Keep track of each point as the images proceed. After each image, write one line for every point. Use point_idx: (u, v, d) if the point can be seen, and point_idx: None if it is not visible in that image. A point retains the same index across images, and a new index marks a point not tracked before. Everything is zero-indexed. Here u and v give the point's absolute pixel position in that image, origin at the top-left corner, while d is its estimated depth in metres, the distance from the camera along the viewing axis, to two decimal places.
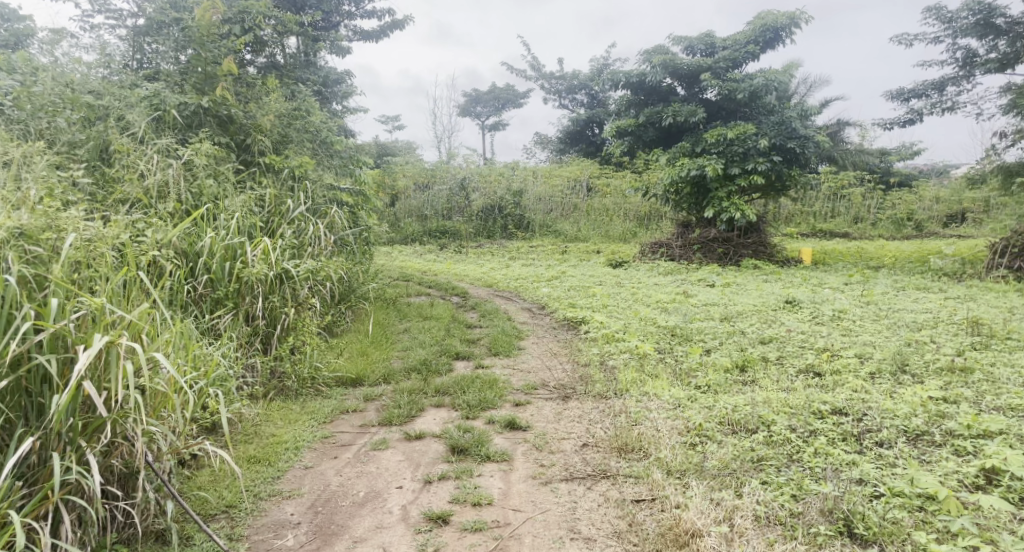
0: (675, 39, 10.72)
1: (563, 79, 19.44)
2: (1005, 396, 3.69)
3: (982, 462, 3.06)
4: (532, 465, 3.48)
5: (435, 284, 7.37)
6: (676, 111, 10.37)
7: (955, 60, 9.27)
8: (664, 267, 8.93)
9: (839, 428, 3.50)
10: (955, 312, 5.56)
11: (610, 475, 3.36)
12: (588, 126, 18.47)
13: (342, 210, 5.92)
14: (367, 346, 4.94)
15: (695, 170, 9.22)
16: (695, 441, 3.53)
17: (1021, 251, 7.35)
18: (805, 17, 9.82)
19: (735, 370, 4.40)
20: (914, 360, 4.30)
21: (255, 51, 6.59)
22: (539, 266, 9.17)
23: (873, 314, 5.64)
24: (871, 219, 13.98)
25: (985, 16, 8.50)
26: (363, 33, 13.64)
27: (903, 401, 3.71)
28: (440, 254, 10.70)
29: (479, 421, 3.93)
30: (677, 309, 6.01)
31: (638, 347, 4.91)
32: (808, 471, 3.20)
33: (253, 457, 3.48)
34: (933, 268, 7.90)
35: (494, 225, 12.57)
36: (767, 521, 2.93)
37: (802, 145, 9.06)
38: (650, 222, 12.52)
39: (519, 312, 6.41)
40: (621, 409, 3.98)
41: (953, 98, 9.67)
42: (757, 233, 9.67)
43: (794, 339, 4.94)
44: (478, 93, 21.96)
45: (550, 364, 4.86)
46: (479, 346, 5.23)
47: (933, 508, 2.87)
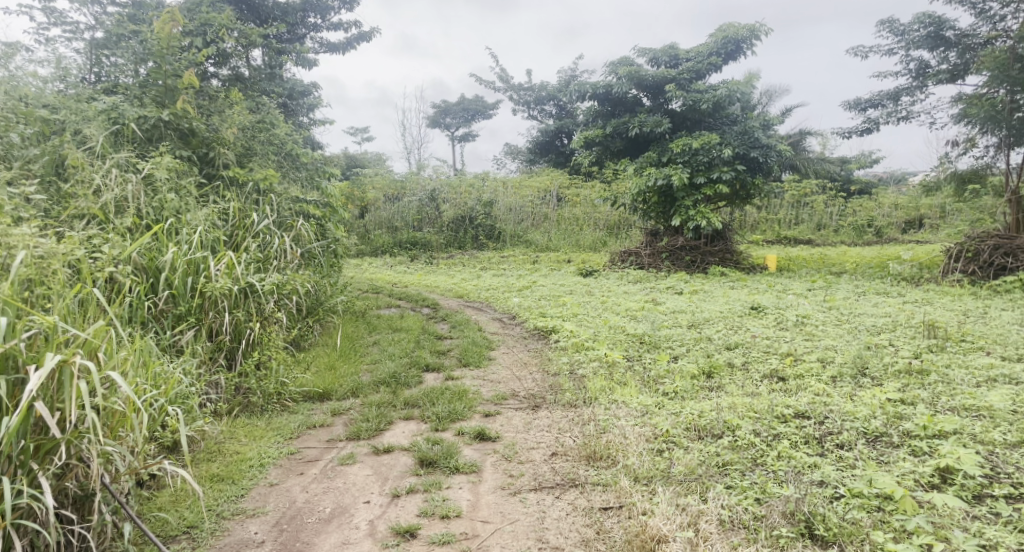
0: (640, 51, 10.88)
1: (531, 90, 19.57)
2: (960, 397, 3.80)
3: (937, 461, 3.14)
4: (501, 476, 3.48)
5: (405, 295, 7.35)
6: (642, 122, 10.49)
7: (908, 71, 9.52)
8: (634, 275, 9.01)
9: (801, 431, 3.57)
10: (912, 315, 5.72)
11: (578, 484, 3.37)
12: (557, 136, 18.66)
13: (309, 222, 5.87)
14: (336, 359, 4.90)
15: (662, 180, 9.34)
16: (662, 447, 3.57)
17: (974, 255, 7.59)
18: (765, 29, 10.04)
19: (701, 376, 4.45)
20: (874, 363, 4.41)
21: (219, 64, 6.55)
22: (510, 276, 9.18)
23: (836, 318, 5.76)
24: (833, 226, 14.30)
25: (936, 29, 8.78)
26: (330, 45, 13.60)
27: (863, 403, 3.80)
28: (410, 265, 10.67)
29: (449, 433, 3.92)
30: (646, 317, 6.07)
31: (607, 355, 4.95)
32: (771, 474, 3.26)
33: (215, 476, 3.43)
34: (893, 272, 8.10)
35: (464, 236, 12.59)
36: (732, 525, 2.98)
37: (764, 154, 9.29)
38: (620, 231, 12.65)
39: (490, 322, 6.42)
40: (590, 417, 4.00)
41: (907, 108, 9.95)
42: (724, 241, 9.82)
43: (759, 345, 5.02)
44: (447, 104, 21.97)
45: (520, 374, 4.85)
46: (450, 357, 5.22)
47: (890, 507, 2.94)
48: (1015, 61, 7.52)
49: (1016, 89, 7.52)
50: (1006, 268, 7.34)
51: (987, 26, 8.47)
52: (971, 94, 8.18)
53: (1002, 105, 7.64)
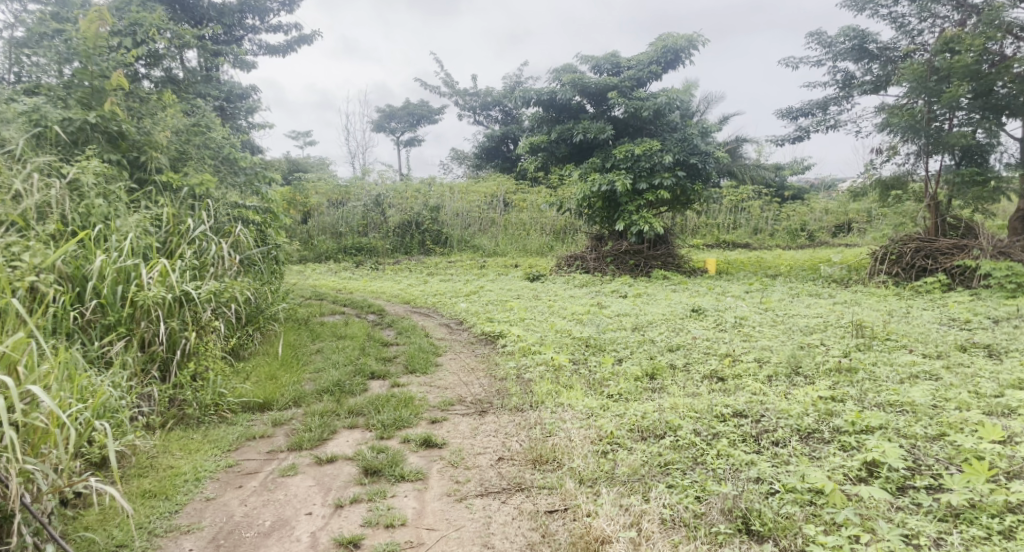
0: (582, 58, 11.06)
1: (477, 96, 19.57)
2: (885, 393, 3.97)
3: (864, 455, 3.28)
4: (447, 482, 3.47)
5: (350, 302, 7.24)
6: (586, 128, 10.63)
7: (835, 81, 9.93)
8: (580, 279, 9.11)
9: (739, 429, 3.68)
10: (842, 315, 5.97)
11: (524, 488, 3.39)
12: (503, 142, 18.72)
13: (248, 228, 5.73)
14: (276, 368, 4.78)
15: (606, 186, 9.48)
16: (606, 449, 3.62)
17: (897, 258, 7.97)
18: (703, 39, 10.34)
19: (644, 378, 4.54)
20: (807, 362, 4.58)
21: (150, 65, 6.33)
22: (458, 281, 9.17)
23: (771, 320, 5.95)
24: (769, 230, 14.80)
25: (859, 42, 9.21)
26: (270, 47, 13.32)
27: (797, 401, 3.93)
28: (355, 271, 10.52)
29: (395, 441, 3.89)
30: (591, 321, 6.14)
31: (553, 359, 4.98)
32: (710, 472, 3.35)
33: (147, 492, 3.31)
34: (824, 274, 8.43)
35: (411, 241, 12.51)
36: (673, 523, 3.06)
37: (702, 161, 9.58)
38: (566, 236, 12.78)
39: (436, 328, 6.38)
40: (536, 421, 4.02)
41: (835, 117, 10.37)
42: (666, 245, 10.03)
43: (699, 346, 5.14)
44: (392, 109, 21.75)
45: (467, 380, 4.84)
46: (395, 364, 5.16)
47: (821, 501, 3.05)
48: (931, 73, 7.93)
49: (934, 100, 7.94)
50: (927, 269, 7.73)
51: (906, 40, 8.91)
52: (893, 104, 8.58)
53: (920, 116, 8.03)
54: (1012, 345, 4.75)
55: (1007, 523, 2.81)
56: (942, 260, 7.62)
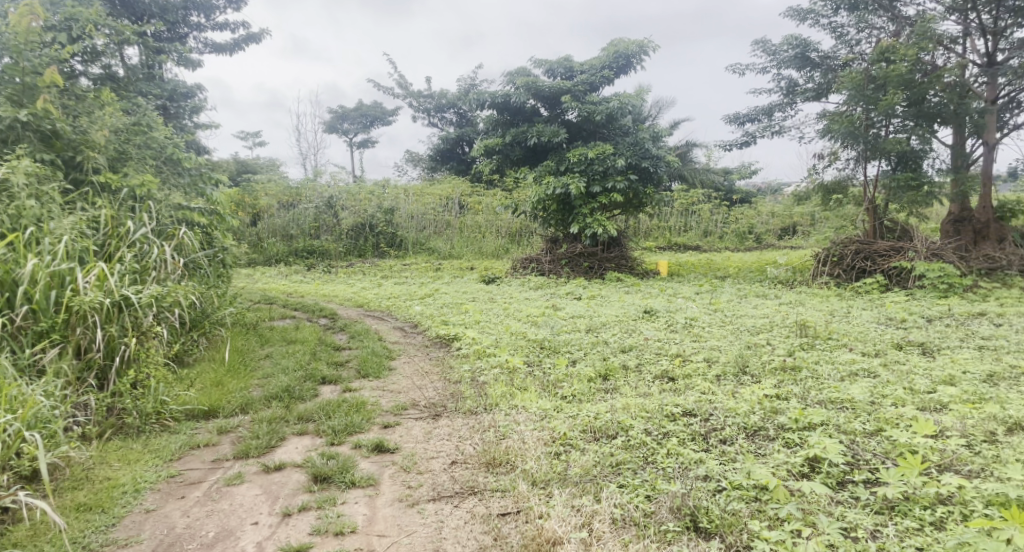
0: (536, 62, 11.14)
1: (432, 97, 19.48)
2: (827, 390, 4.09)
3: (806, 452, 3.37)
4: (399, 488, 3.44)
5: (301, 306, 7.11)
6: (540, 132, 10.73)
7: (780, 88, 10.20)
8: (535, 281, 9.15)
9: (689, 428, 3.74)
10: (787, 316, 6.15)
11: (476, 492, 3.38)
12: (458, 144, 18.71)
13: (193, 230, 5.57)
14: (222, 375, 4.65)
15: (560, 189, 9.53)
16: (559, 450, 3.64)
17: (839, 260, 8.23)
18: (653, 45, 10.53)
19: (597, 379, 4.58)
20: (753, 361, 4.69)
21: (87, 62, 6.11)
22: (412, 284, 9.11)
23: (719, 320, 6.10)
24: (718, 233, 15.13)
25: (802, 50, 9.50)
26: (216, 45, 13.00)
27: (744, 400, 4.02)
28: (306, 275, 10.34)
29: (346, 447, 3.83)
30: (546, 323, 6.17)
31: (507, 361, 4.98)
32: (660, 471, 3.40)
33: (82, 505, 3.19)
34: (771, 276, 8.65)
35: (364, 244, 12.35)
36: (623, 523, 3.10)
37: (654, 164, 9.72)
38: (521, 238, 12.82)
39: (390, 332, 6.32)
40: (489, 424, 4.01)
41: (780, 123, 10.66)
42: (619, 247, 10.14)
43: (651, 347, 5.22)
44: (345, 110, 21.43)
45: (421, 383, 4.80)
46: (348, 369, 5.09)
47: (766, 497, 3.13)
48: (869, 81, 8.22)
49: (871, 107, 8.19)
50: (866, 270, 8.01)
51: (845, 49, 9.22)
52: (833, 111, 8.86)
53: (859, 122, 8.23)
54: (944, 342, 4.96)
55: (938, 514, 2.92)
56: (880, 262, 7.91)
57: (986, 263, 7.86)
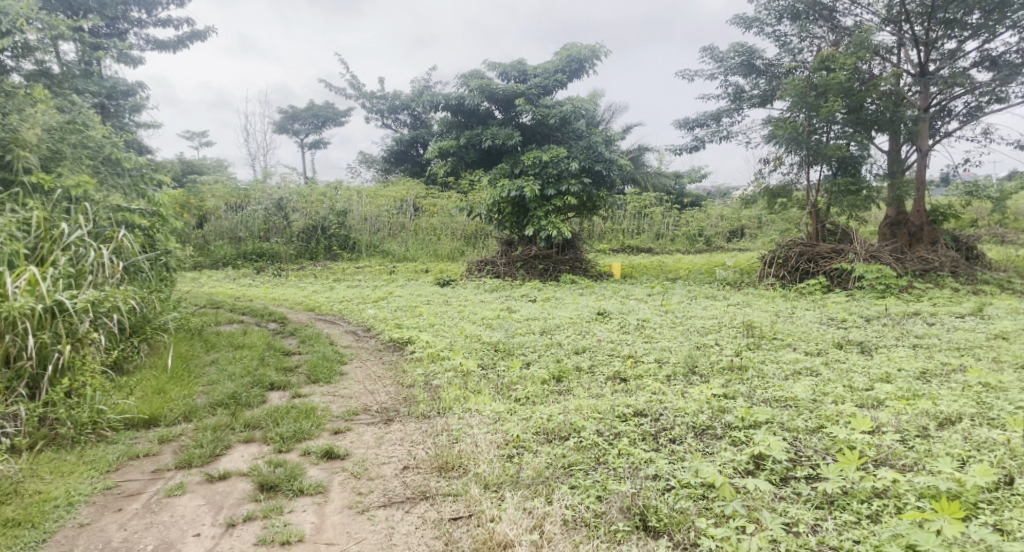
0: (490, 65, 11.14)
1: (385, 99, 19.29)
2: (772, 389, 4.19)
3: (752, 450, 3.45)
4: (349, 494, 3.40)
5: (249, 310, 6.94)
6: (494, 135, 10.71)
7: (727, 95, 10.45)
8: (491, 284, 9.14)
9: (639, 429, 3.78)
10: (735, 316, 6.29)
11: (428, 496, 3.36)
12: (412, 146, 18.58)
13: (134, 232, 5.39)
14: (164, 382, 4.50)
15: (515, 192, 9.54)
16: (512, 452, 3.64)
17: (784, 261, 8.46)
18: (604, 51, 10.67)
19: (551, 381, 4.59)
20: (702, 361, 4.78)
21: (18, 57, 5.86)
22: (365, 287, 9.00)
23: (670, 321, 6.19)
24: (670, 235, 15.38)
25: (747, 58, 9.77)
26: (159, 43, 12.62)
27: (693, 399, 4.09)
28: (255, 278, 10.10)
29: (294, 454, 3.76)
30: (500, 325, 6.17)
31: (461, 364, 4.96)
32: (611, 471, 3.43)
33: (10, 520, 3.07)
34: (720, 278, 8.83)
35: (316, 246, 12.14)
36: (574, 524, 3.11)
37: (607, 168, 9.86)
38: (477, 240, 12.84)
39: (342, 336, 6.22)
40: (442, 428, 3.98)
41: (727, 128, 10.91)
42: (573, 250, 10.21)
43: (604, 348, 5.27)
44: (295, 110, 21.05)
45: (373, 388, 4.74)
46: (298, 374, 4.99)
47: (712, 495, 3.19)
48: (811, 89, 8.47)
49: (813, 114, 8.38)
50: (809, 272, 8.24)
51: (788, 58, 9.50)
52: (778, 117, 9.09)
53: (802, 128, 8.50)
54: (881, 341, 5.14)
55: (875, 507, 3.02)
56: (823, 264, 8.15)
57: (920, 264, 8.19)
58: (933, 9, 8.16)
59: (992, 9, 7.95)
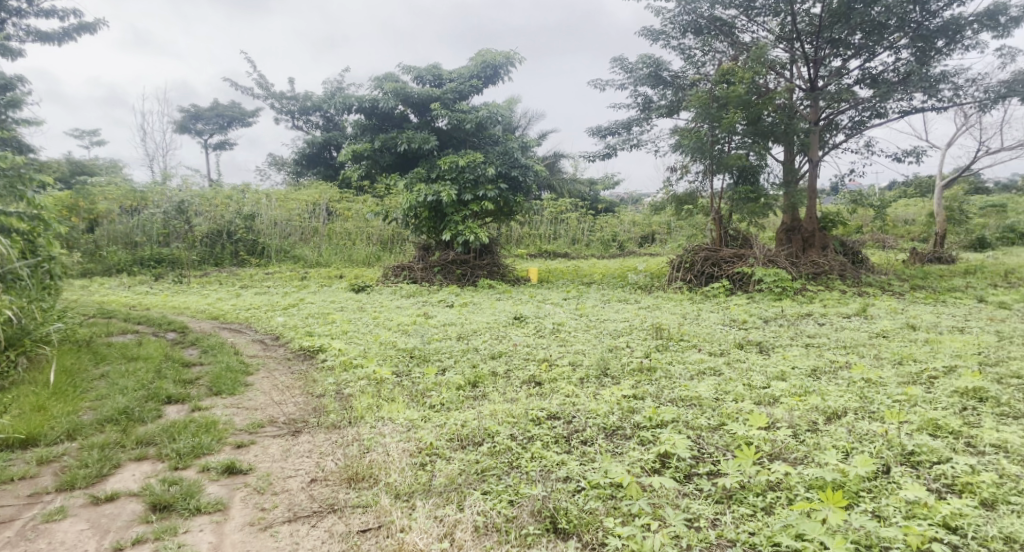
0: (405, 68, 10.99)
1: (296, 100, 18.76)
2: (678, 389, 4.32)
3: (658, 448, 3.54)
4: (251, 511, 3.27)
5: (145, 319, 6.55)
6: (409, 138, 10.45)
7: (637, 104, 10.73)
8: (407, 289, 9.03)
9: (552, 431, 3.81)
10: (646, 319, 6.47)
11: (336, 509, 3.27)
12: (325, 149, 18.17)
13: (12, 238, 4.98)
14: (46, 398, 4.19)
15: (431, 197, 9.45)
16: (424, 460, 3.59)
17: (690, 265, 8.79)
18: (519, 58, 10.75)
19: (466, 387, 4.56)
20: (614, 363, 4.87)
21: None
22: (274, 294, 8.70)
23: (585, 324, 6.30)
24: (585, 240, 15.65)
25: (655, 69, 10.05)
26: (42, 34, 11.79)
27: (604, 401, 4.16)
28: (152, 286, 9.54)
29: (192, 471, 3.57)
30: (416, 331, 6.10)
31: (375, 372, 4.85)
32: (523, 475, 3.44)
33: None
34: (631, 282, 9.06)
35: (221, 252, 11.67)
36: (485, 530, 3.10)
37: (523, 173, 10.05)
38: (394, 245, 12.82)
39: (249, 345, 5.98)
40: (353, 437, 3.88)
41: (637, 137, 11.23)
42: (490, 255, 10.25)
43: (519, 352, 5.29)
44: (198, 109, 20.11)
45: (280, 399, 4.56)
46: (198, 386, 4.74)
47: (620, 494, 3.24)
48: (714, 100, 8.74)
49: (716, 125, 8.74)
50: (714, 276, 8.59)
51: (692, 70, 9.86)
52: (683, 127, 9.41)
53: (705, 138, 8.83)
54: (778, 340, 5.41)
55: (769, 500, 3.16)
56: (726, 268, 8.52)
57: (813, 268, 8.69)
58: (820, 29, 8.69)
59: (872, 32, 8.54)
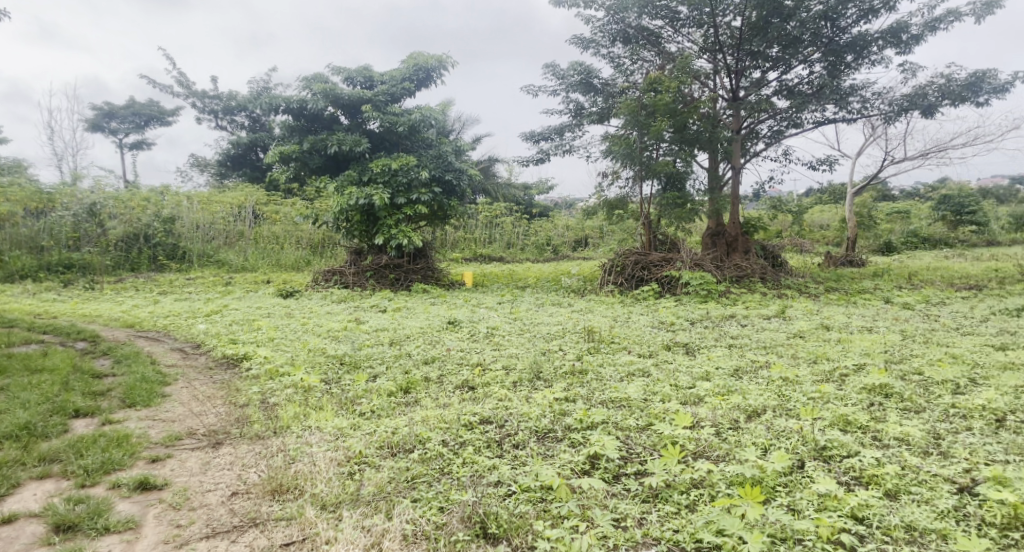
0: (335, 70, 10.78)
1: (219, 99, 18.10)
2: (608, 390, 4.38)
3: (588, 450, 3.57)
4: (165, 528, 3.13)
5: (52, 328, 6.18)
6: (340, 140, 10.26)
7: (568, 110, 10.87)
8: (338, 294, 8.85)
9: (484, 436, 3.79)
10: (578, 322, 6.54)
11: (258, 523, 3.16)
12: (251, 150, 17.69)
13: None
14: None
15: (363, 200, 9.28)
16: (353, 469, 3.51)
17: (621, 269, 8.94)
18: (451, 62, 10.71)
19: (398, 393, 4.49)
20: (547, 366, 4.89)
21: None
22: (196, 300, 8.38)
23: (518, 328, 6.31)
24: (520, 244, 15.73)
25: (586, 76, 10.19)
26: None
27: (536, 404, 4.17)
28: (61, 292, 9.02)
29: (101, 488, 3.39)
30: (347, 337, 5.97)
31: (302, 380, 4.71)
32: (454, 481, 3.40)
33: None
34: (564, 286, 9.15)
35: (138, 257, 11.05)
36: (414, 538, 3.06)
37: (456, 177, 10.01)
38: (325, 249, 12.58)
39: (166, 354, 5.71)
40: (279, 447, 3.76)
41: (570, 142, 11.36)
42: (425, 259, 10.18)
43: (452, 357, 5.24)
44: (112, 107, 19.14)
45: (200, 410, 4.38)
46: (110, 398, 4.50)
47: (550, 497, 3.25)
48: (641, 108, 8.97)
49: (644, 132, 8.92)
50: (644, 279, 8.77)
51: (622, 78, 9.94)
52: (613, 134, 9.58)
53: (634, 145, 8.96)
54: (703, 342, 5.57)
55: (692, 497, 3.23)
56: (655, 272, 8.71)
57: (736, 271, 9.00)
58: (741, 42, 9.02)
59: (788, 45, 8.95)
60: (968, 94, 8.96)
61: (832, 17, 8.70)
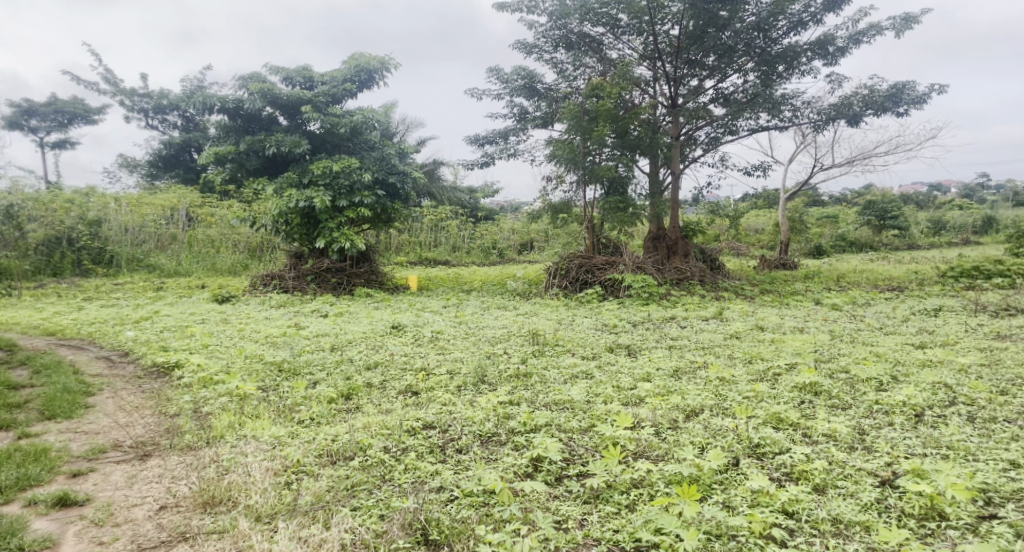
0: (273, 69, 10.53)
1: (149, 97, 17.40)
2: (552, 393, 4.39)
3: (531, 453, 3.57)
4: (85, 546, 2.98)
5: None
6: (279, 141, 10.02)
7: (512, 114, 10.89)
8: (277, 299, 8.62)
9: (427, 441, 3.74)
10: (523, 325, 6.53)
11: (188, 537, 3.04)
12: (185, 150, 17.14)
13: None
14: None
15: (304, 202, 9.07)
16: (290, 479, 3.41)
17: (565, 272, 8.99)
18: (394, 63, 10.61)
19: (338, 399, 4.40)
20: (491, 370, 4.87)
21: None
22: (125, 307, 8.02)
23: (463, 332, 6.27)
24: (465, 248, 15.67)
25: (529, 81, 10.24)
26: None
27: (479, 408, 4.14)
28: None
29: (15, 506, 3.20)
30: (286, 343, 5.81)
31: (238, 388, 4.55)
32: (395, 488, 3.35)
33: None
34: (510, 290, 9.15)
35: (61, 260, 10.58)
36: (353, 547, 3.00)
37: (400, 180, 9.90)
38: (263, 253, 12.25)
39: (91, 363, 5.44)
40: (212, 458, 3.62)
41: (514, 146, 11.39)
42: (369, 262, 10.02)
43: (395, 362, 5.17)
44: (33, 104, 18.18)
45: (126, 421, 4.19)
46: (28, 410, 4.25)
47: (492, 501, 3.23)
48: (584, 113, 9.10)
49: (586, 137, 9.03)
50: (587, 282, 8.84)
51: (565, 84, 10.14)
52: (557, 138, 9.65)
53: (577, 149, 9.08)
54: (645, 343, 5.64)
55: (631, 497, 3.26)
56: (599, 274, 8.80)
57: (676, 274, 9.19)
58: (679, 50, 9.23)
59: (723, 54, 9.21)
60: (889, 104, 9.34)
61: (764, 28, 8.98)
